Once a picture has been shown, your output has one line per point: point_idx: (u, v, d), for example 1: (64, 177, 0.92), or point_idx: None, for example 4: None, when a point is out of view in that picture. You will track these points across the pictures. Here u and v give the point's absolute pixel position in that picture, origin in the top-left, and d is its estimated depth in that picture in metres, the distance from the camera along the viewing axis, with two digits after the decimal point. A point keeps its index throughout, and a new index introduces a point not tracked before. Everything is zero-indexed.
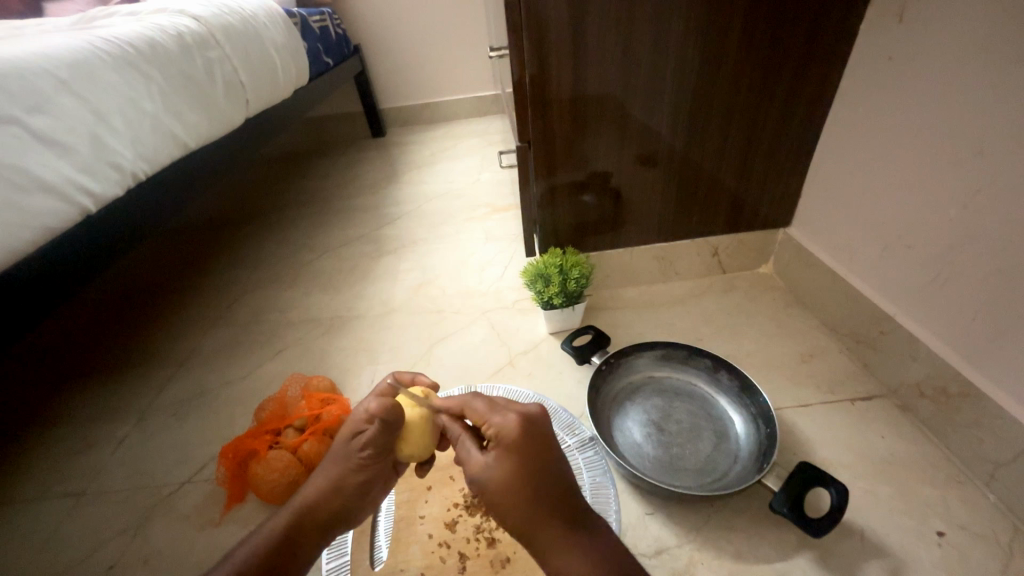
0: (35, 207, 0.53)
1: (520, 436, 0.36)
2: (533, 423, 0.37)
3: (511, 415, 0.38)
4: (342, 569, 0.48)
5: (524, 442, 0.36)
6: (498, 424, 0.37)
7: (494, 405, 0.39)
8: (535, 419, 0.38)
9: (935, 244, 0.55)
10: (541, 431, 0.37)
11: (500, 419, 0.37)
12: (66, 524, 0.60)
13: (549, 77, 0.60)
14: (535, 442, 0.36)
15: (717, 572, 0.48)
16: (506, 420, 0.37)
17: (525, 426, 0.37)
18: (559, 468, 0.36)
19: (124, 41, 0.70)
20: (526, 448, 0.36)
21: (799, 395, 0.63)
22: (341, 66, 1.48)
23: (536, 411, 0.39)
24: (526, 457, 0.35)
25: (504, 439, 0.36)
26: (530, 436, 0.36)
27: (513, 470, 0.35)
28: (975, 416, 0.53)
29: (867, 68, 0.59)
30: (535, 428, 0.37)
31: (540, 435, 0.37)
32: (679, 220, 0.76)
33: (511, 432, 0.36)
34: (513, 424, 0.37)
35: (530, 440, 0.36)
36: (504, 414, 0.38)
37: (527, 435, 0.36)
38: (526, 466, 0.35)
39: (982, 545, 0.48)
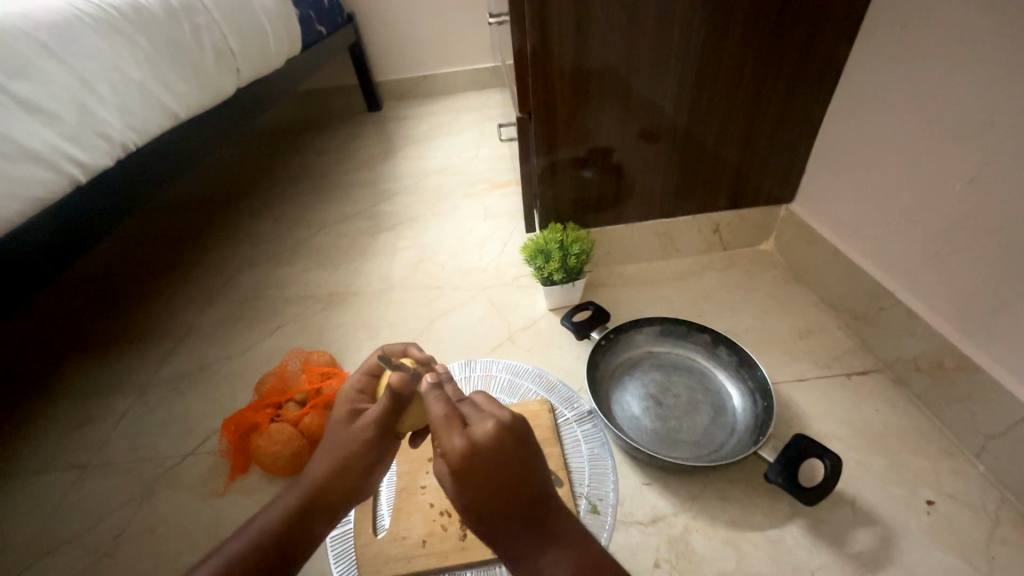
0: (23, 176, 0.52)
1: (465, 465, 0.34)
2: (481, 449, 0.34)
3: (458, 439, 0.35)
4: (346, 535, 0.50)
5: (472, 468, 0.34)
6: (444, 448, 0.35)
7: (447, 417, 0.36)
8: (486, 441, 0.35)
9: (939, 219, 0.54)
10: (492, 454, 0.34)
11: (446, 444, 0.35)
12: (71, 495, 0.61)
13: (550, 47, 0.58)
14: (486, 468, 0.34)
15: (712, 539, 0.49)
16: (452, 445, 0.35)
17: (472, 453, 0.34)
18: (516, 487, 0.35)
19: (106, 4, 0.68)
20: (475, 474, 0.34)
21: (796, 370, 0.64)
22: (335, 36, 1.44)
23: (487, 432, 0.35)
24: (476, 482, 0.34)
25: (451, 465, 0.35)
26: (479, 462, 0.34)
27: (466, 491, 0.35)
28: (969, 391, 0.53)
29: (879, 36, 0.57)
30: (483, 455, 0.34)
31: (492, 459, 0.35)
32: (681, 195, 0.75)
33: (455, 460, 0.34)
34: (460, 450, 0.34)
35: (480, 463, 0.34)
36: (450, 437, 0.35)
37: (474, 463, 0.34)
38: (478, 488, 0.35)
39: (969, 513, 0.49)
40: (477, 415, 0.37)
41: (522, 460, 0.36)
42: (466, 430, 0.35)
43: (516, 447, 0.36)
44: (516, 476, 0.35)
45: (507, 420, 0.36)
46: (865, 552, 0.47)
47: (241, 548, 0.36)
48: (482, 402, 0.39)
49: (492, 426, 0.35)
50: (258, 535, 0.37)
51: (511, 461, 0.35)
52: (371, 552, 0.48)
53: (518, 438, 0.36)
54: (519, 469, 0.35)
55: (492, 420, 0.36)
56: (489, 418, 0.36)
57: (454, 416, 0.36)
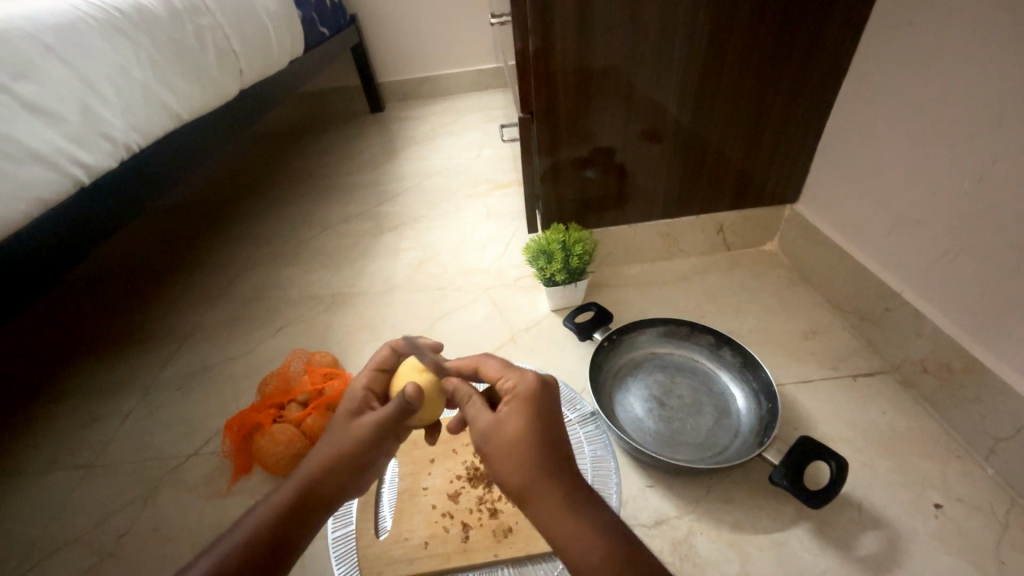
0: (27, 177, 0.53)
1: (538, 392, 0.37)
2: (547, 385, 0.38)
3: (529, 374, 0.38)
4: (347, 537, 0.50)
5: (540, 397, 0.37)
6: (514, 381, 0.38)
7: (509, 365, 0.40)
8: (551, 382, 0.38)
9: (947, 219, 0.54)
10: (556, 392, 0.38)
11: (518, 377, 0.38)
12: (75, 496, 0.61)
13: (553, 48, 0.58)
14: (551, 401, 0.37)
15: (716, 542, 0.48)
16: (524, 376, 0.38)
17: (542, 383, 0.37)
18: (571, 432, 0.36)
19: (109, 6, 0.68)
20: (542, 404, 0.36)
21: (801, 371, 0.64)
22: (338, 37, 1.45)
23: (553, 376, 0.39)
24: (541, 412, 0.36)
25: (521, 394, 0.37)
26: (547, 394, 0.37)
27: (528, 422, 0.35)
28: (977, 392, 0.53)
29: (885, 34, 0.56)
30: (549, 390, 0.38)
31: (556, 397, 0.38)
32: (684, 196, 0.75)
33: (530, 387, 0.37)
34: (532, 380, 0.38)
35: (546, 397, 0.37)
36: (521, 372, 0.38)
37: (542, 392, 0.37)
38: (540, 420, 0.35)
39: (978, 517, 0.49)
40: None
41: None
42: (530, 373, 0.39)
43: None
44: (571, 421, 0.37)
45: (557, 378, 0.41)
46: (871, 556, 0.47)
47: (235, 546, 0.35)
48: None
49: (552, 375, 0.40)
50: (252, 531, 0.36)
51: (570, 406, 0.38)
52: (372, 553, 0.48)
53: None
54: None
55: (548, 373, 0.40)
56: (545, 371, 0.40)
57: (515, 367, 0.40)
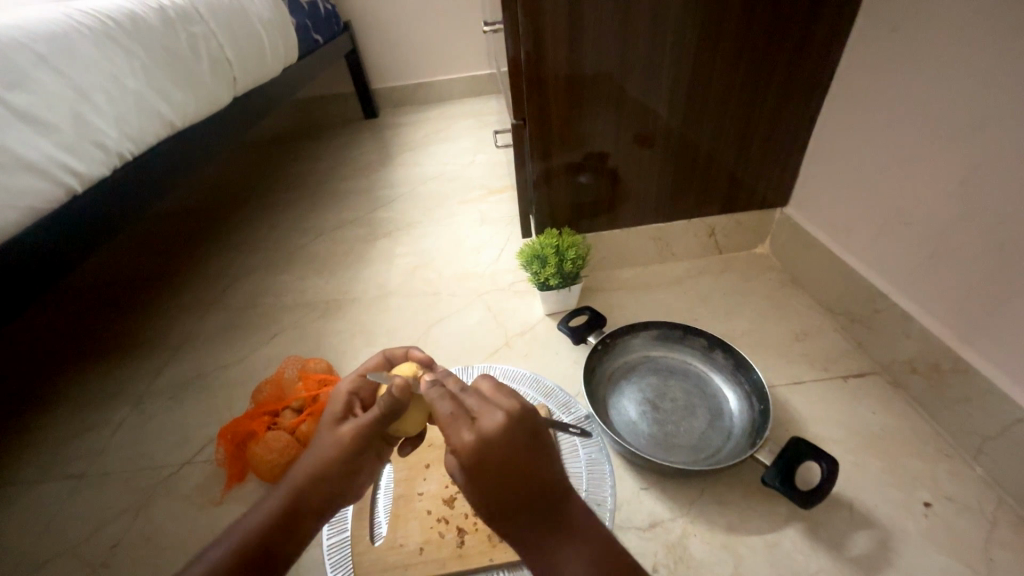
0: (19, 187, 0.53)
1: (475, 460, 0.33)
2: (489, 442, 0.33)
3: (467, 434, 0.34)
4: (343, 543, 0.50)
5: (479, 465, 0.33)
6: (454, 444, 0.34)
7: (456, 414, 0.35)
8: (495, 435, 0.34)
9: (932, 220, 0.55)
10: (500, 450, 0.33)
11: (455, 441, 0.34)
12: (67, 506, 0.60)
13: (545, 55, 0.59)
14: (493, 464, 0.33)
15: (710, 544, 0.49)
16: (461, 440, 0.34)
17: (479, 449, 0.33)
18: (527, 479, 0.34)
19: (103, 15, 0.68)
20: (485, 470, 0.33)
21: (793, 373, 0.64)
22: (331, 43, 1.45)
23: (497, 423, 0.34)
24: (488, 478, 0.33)
25: (460, 460, 0.34)
26: (487, 458, 0.33)
27: (479, 488, 0.34)
28: (965, 391, 0.53)
29: (870, 40, 0.58)
30: (491, 450, 0.33)
31: (502, 453, 0.33)
32: (676, 200, 0.75)
33: (465, 456, 0.33)
34: (469, 445, 0.34)
35: (487, 460, 0.33)
36: (459, 433, 0.34)
37: (480, 461, 0.33)
38: (489, 485, 0.33)
39: (967, 515, 0.49)
40: (487, 406, 0.36)
41: (534, 450, 0.34)
42: (475, 423, 0.35)
43: (526, 443, 0.34)
44: (523, 475, 0.34)
45: (517, 411, 0.35)
46: (863, 555, 0.47)
47: (227, 555, 0.35)
48: (489, 390, 0.38)
49: (501, 419, 0.34)
50: (241, 541, 0.36)
51: (523, 452, 0.34)
52: (367, 560, 0.48)
53: (530, 430, 0.35)
54: (526, 468, 0.34)
55: (502, 413, 0.35)
56: (498, 410, 0.35)
57: (462, 412, 0.36)
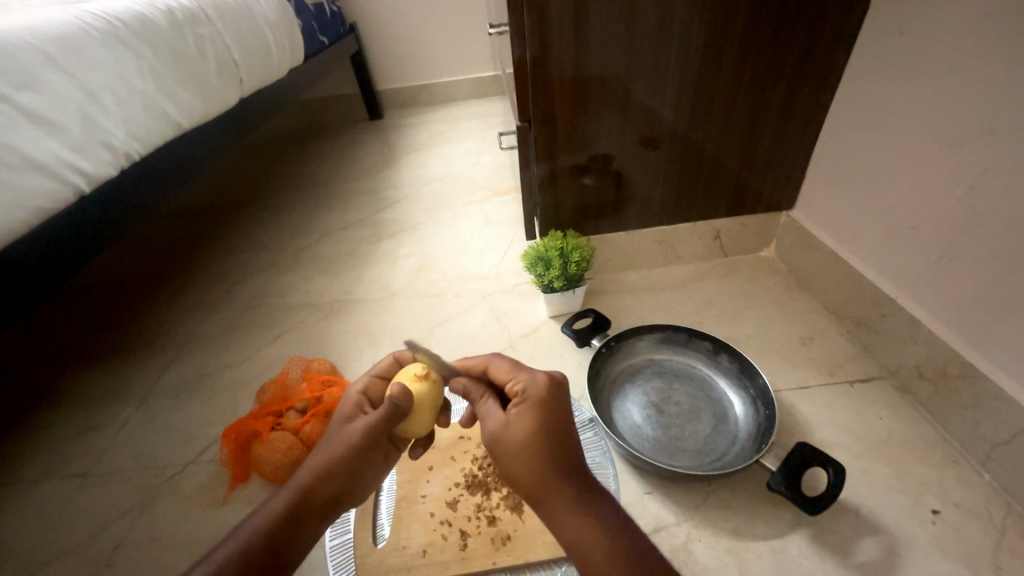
0: (27, 187, 0.53)
1: (549, 395, 0.38)
2: (558, 385, 0.40)
3: (540, 376, 0.40)
4: (345, 546, 0.49)
5: (550, 400, 0.38)
6: (526, 384, 0.39)
7: (522, 367, 0.41)
8: (561, 382, 0.40)
9: (940, 225, 0.54)
10: (564, 393, 0.40)
11: (531, 379, 0.39)
12: (71, 505, 0.61)
13: (550, 57, 0.59)
14: (559, 404, 0.38)
15: (715, 549, 0.48)
16: (536, 379, 0.39)
17: (553, 387, 0.39)
18: (575, 432, 0.38)
19: (112, 18, 0.69)
20: (552, 406, 0.38)
21: (798, 377, 0.64)
22: (337, 45, 1.46)
23: (561, 376, 0.41)
24: (554, 414, 0.38)
25: (532, 397, 0.38)
26: (557, 396, 0.39)
27: (537, 425, 0.37)
28: (974, 398, 0.53)
29: (878, 43, 0.57)
30: (559, 390, 0.39)
31: (564, 396, 0.39)
32: (681, 203, 0.75)
33: (541, 389, 0.39)
34: (542, 382, 0.39)
35: (555, 400, 0.38)
36: (533, 374, 0.40)
37: (553, 395, 0.38)
38: (548, 424, 0.37)
39: (975, 523, 0.49)
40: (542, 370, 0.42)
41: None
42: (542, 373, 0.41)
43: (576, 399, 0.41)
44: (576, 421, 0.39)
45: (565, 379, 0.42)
46: (870, 562, 0.47)
47: (230, 553, 0.35)
48: None
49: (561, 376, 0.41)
50: (248, 537, 0.35)
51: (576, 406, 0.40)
52: (370, 562, 0.48)
53: None
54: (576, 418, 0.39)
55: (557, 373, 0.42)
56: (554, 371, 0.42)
57: (526, 367, 0.42)
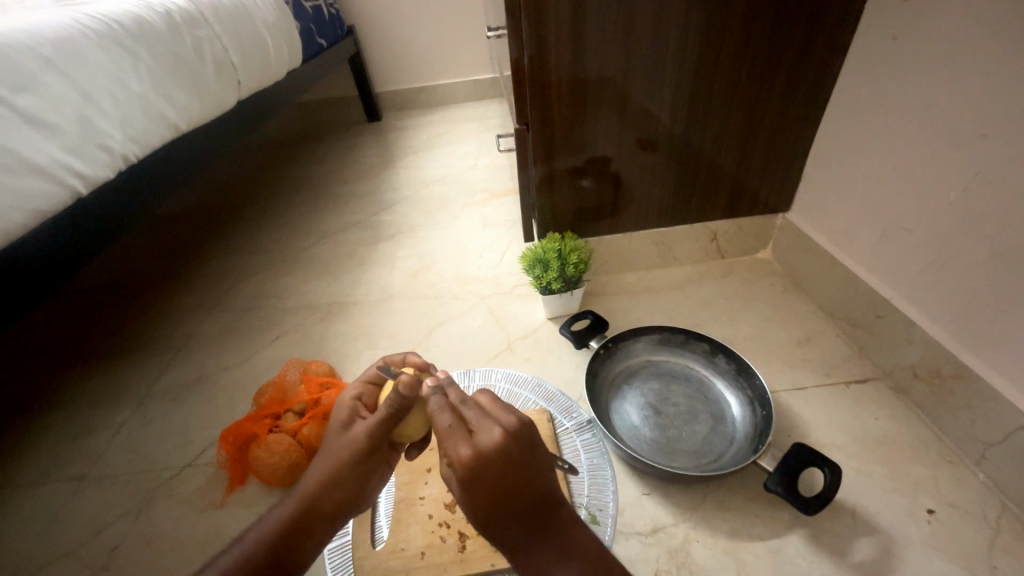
0: (25, 190, 0.53)
1: (472, 474, 0.33)
2: (485, 457, 0.34)
3: (464, 448, 0.34)
4: (343, 547, 0.50)
5: (476, 480, 0.33)
6: (450, 457, 0.34)
7: (453, 426, 0.35)
8: (492, 451, 0.34)
9: (934, 227, 0.55)
10: (498, 464, 0.33)
11: (452, 454, 0.34)
12: (68, 507, 0.60)
13: (548, 59, 0.59)
14: (489, 480, 0.33)
15: (712, 550, 0.48)
16: (458, 455, 0.34)
17: (476, 464, 0.33)
18: (522, 494, 0.35)
19: (111, 20, 0.69)
20: (484, 483, 0.33)
21: (795, 378, 0.64)
22: (336, 47, 1.46)
23: (495, 440, 0.34)
24: (483, 492, 0.34)
25: (457, 473, 0.34)
26: (483, 473, 0.33)
27: (478, 498, 0.34)
28: (969, 398, 0.53)
29: (872, 46, 0.58)
30: (488, 464, 0.33)
31: (497, 468, 0.33)
32: (679, 204, 0.75)
33: (462, 469, 0.33)
34: (465, 459, 0.34)
35: (487, 473, 0.33)
36: (456, 446, 0.34)
37: (476, 474, 0.33)
38: (487, 496, 0.34)
39: (970, 522, 0.49)
40: (485, 420, 0.36)
41: (531, 462, 0.35)
42: (472, 438, 0.34)
43: (522, 457, 0.34)
44: (518, 486, 0.34)
45: (514, 427, 0.35)
46: (865, 561, 0.47)
47: (243, 556, 0.36)
48: (488, 403, 0.38)
49: (499, 435, 0.34)
50: (258, 543, 0.37)
51: (521, 460, 0.34)
52: (368, 563, 0.48)
53: (527, 446, 0.35)
54: (519, 483, 0.34)
55: (500, 428, 0.35)
56: (496, 425, 0.35)
57: (461, 424, 0.36)
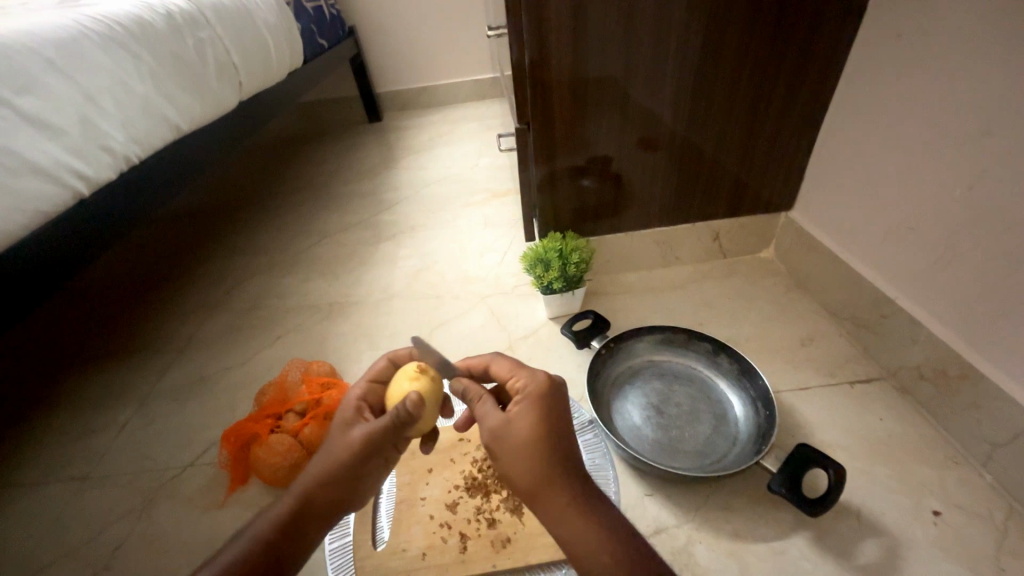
0: (28, 192, 0.53)
1: (548, 393, 0.39)
2: (557, 384, 0.40)
3: (540, 374, 0.40)
4: (344, 549, 0.49)
5: (550, 399, 0.38)
6: (526, 381, 0.40)
7: (521, 366, 0.42)
8: (561, 381, 0.40)
9: (938, 225, 0.55)
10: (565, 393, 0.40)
11: (530, 376, 0.40)
12: (70, 508, 0.60)
13: (549, 58, 0.59)
14: (560, 403, 0.39)
15: (716, 552, 0.48)
16: (535, 378, 0.40)
17: (552, 384, 0.39)
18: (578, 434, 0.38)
19: (112, 21, 0.69)
20: (553, 405, 0.38)
21: (798, 378, 0.64)
22: (337, 48, 1.46)
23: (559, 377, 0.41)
24: (553, 413, 0.38)
25: (532, 393, 0.39)
26: (557, 393, 0.39)
27: (538, 421, 0.37)
28: (975, 398, 0.53)
29: (876, 44, 0.57)
30: (560, 389, 0.40)
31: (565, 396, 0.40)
32: (680, 204, 0.75)
33: (540, 386, 0.39)
34: (542, 380, 0.39)
35: (558, 395, 0.39)
36: (531, 373, 0.40)
37: (552, 392, 0.39)
38: (548, 419, 0.37)
39: (977, 524, 0.48)
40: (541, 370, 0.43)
41: None
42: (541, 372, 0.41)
43: None
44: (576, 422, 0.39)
45: None
46: (871, 564, 0.46)
47: (234, 559, 0.35)
48: None
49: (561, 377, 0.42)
50: (250, 543, 0.36)
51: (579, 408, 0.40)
52: (370, 564, 0.48)
53: None
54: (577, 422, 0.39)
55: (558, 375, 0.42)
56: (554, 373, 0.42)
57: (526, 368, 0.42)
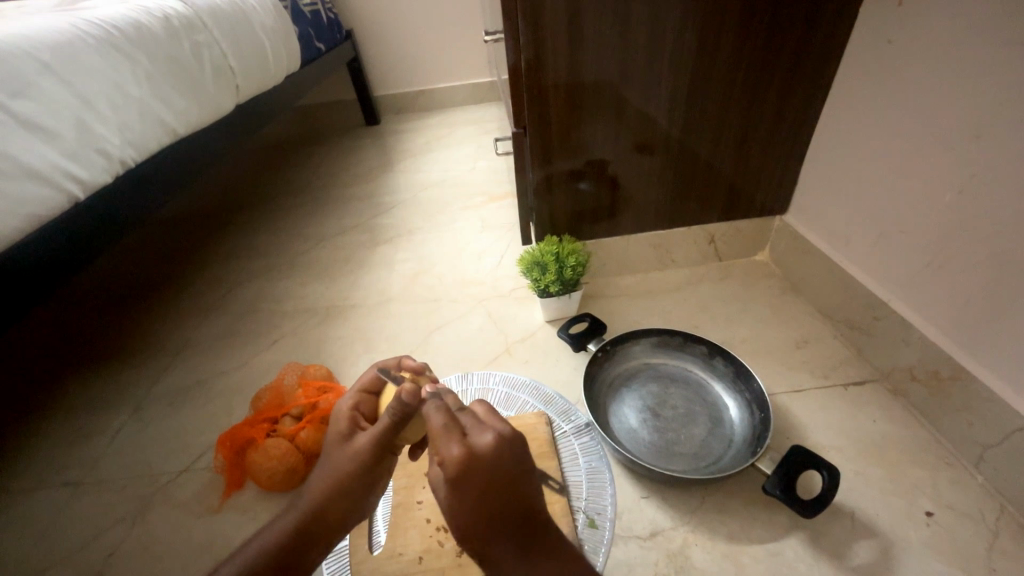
0: (22, 195, 0.53)
1: (462, 475, 0.33)
2: (478, 459, 0.33)
3: (456, 448, 0.33)
4: (341, 552, 0.49)
5: (466, 481, 0.33)
6: (441, 456, 0.33)
7: (448, 425, 0.35)
8: (485, 453, 0.33)
9: (930, 229, 0.55)
10: (490, 468, 0.33)
11: (443, 453, 0.33)
12: (63, 514, 0.60)
13: (545, 62, 0.59)
14: (479, 484, 0.33)
15: (712, 554, 0.48)
16: (450, 454, 0.33)
17: (468, 466, 0.33)
18: (513, 503, 0.34)
19: (110, 25, 0.69)
20: (472, 486, 0.33)
21: (792, 381, 0.64)
22: (334, 52, 1.47)
23: (486, 444, 0.34)
24: (472, 496, 0.33)
25: (447, 474, 0.33)
26: (475, 475, 0.33)
27: (459, 503, 0.33)
28: (965, 400, 0.53)
29: (868, 50, 0.58)
30: (480, 467, 0.33)
31: (490, 472, 0.33)
32: (677, 206, 0.76)
33: (453, 470, 0.33)
34: (457, 460, 0.33)
35: (475, 477, 0.33)
36: (448, 444, 0.33)
37: (467, 477, 0.33)
38: (468, 501, 0.33)
39: (968, 524, 0.49)
40: (477, 424, 0.35)
41: (518, 476, 0.34)
42: (465, 438, 0.34)
43: (512, 463, 0.34)
44: (507, 494, 0.33)
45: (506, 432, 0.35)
46: (865, 565, 0.47)
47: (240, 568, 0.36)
48: (483, 413, 0.38)
49: (492, 438, 0.34)
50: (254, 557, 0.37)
51: (510, 472, 0.33)
52: (366, 567, 0.48)
53: (519, 451, 0.34)
54: (510, 492, 0.34)
55: (491, 432, 0.34)
56: (488, 430, 0.34)
57: (455, 425, 0.35)
